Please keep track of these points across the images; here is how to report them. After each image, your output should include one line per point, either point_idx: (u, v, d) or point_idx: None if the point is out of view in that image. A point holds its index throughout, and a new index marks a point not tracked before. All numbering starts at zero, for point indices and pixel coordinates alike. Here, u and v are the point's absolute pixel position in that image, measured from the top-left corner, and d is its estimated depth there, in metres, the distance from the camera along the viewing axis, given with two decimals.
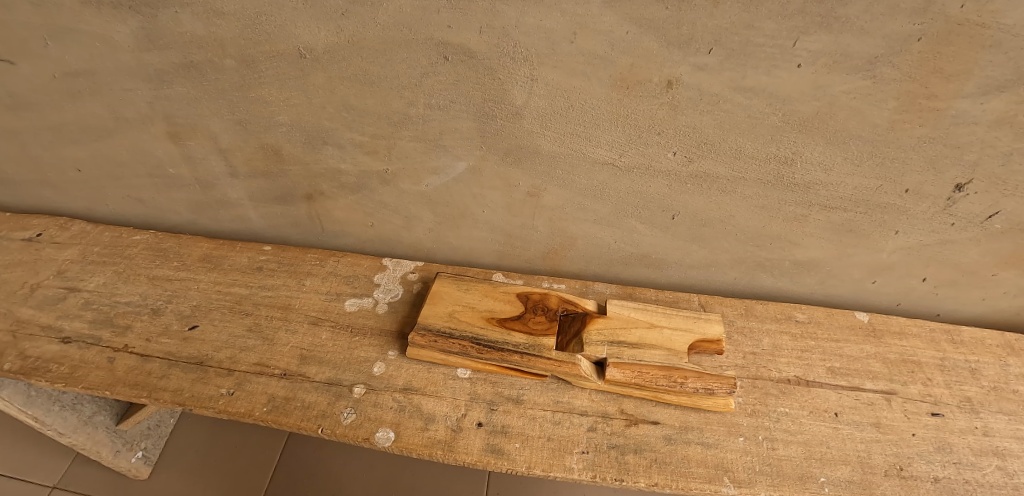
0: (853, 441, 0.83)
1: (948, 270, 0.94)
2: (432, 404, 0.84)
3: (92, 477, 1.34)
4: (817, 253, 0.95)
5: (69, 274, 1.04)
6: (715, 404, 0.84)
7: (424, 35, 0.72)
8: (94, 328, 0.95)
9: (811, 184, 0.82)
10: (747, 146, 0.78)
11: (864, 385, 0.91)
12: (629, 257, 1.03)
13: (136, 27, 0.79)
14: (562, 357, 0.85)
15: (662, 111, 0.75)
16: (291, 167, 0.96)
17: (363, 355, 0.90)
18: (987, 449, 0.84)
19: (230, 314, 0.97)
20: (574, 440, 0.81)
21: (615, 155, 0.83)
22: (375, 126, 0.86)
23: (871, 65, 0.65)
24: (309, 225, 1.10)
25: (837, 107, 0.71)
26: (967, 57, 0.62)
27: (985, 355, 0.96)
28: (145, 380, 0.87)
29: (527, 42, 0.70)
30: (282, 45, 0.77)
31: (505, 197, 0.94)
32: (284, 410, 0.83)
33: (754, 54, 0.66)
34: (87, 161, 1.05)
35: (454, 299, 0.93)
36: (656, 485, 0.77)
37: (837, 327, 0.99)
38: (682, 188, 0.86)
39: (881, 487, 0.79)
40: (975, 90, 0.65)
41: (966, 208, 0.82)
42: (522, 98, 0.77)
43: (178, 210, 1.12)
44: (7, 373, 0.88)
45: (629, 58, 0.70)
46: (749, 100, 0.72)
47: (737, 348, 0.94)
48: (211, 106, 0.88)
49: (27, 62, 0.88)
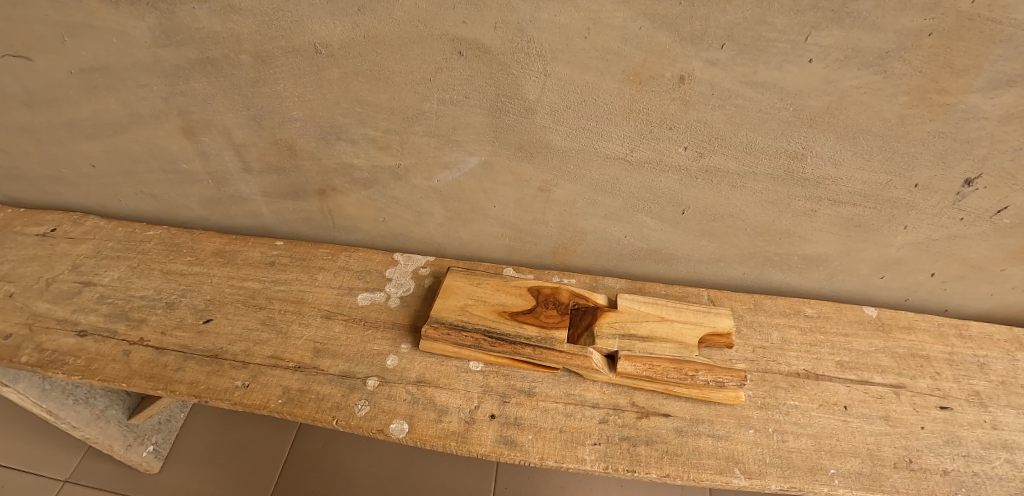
0: (862, 434, 0.84)
1: (957, 265, 0.95)
2: (444, 396, 0.85)
3: (104, 471, 1.36)
4: (826, 248, 0.96)
5: (83, 269, 1.05)
6: (726, 396, 0.85)
7: (438, 30, 0.72)
8: (109, 321, 0.96)
9: (821, 179, 0.83)
10: (758, 140, 0.79)
11: (873, 379, 0.91)
12: (638, 253, 1.04)
13: (154, 24, 0.80)
14: (574, 350, 0.86)
15: (674, 106, 0.76)
16: (304, 162, 0.97)
17: (376, 348, 0.91)
18: (996, 442, 0.84)
19: (243, 307, 0.98)
20: (586, 431, 0.82)
21: (627, 150, 0.83)
22: (388, 122, 0.87)
23: (882, 59, 0.66)
24: (320, 221, 1.11)
25: (847, 102, 0.71)
26: (978, 52, 0.63)
27: (993, 350, 0.96)
28: (160, 373, 0.88)
29: (542, 38, 0.71)
30: (298, 41, 0.78)
31: (516, 192, 0.95)
32: (299, 402, 0.84)
33: (767, 49, 0.67)
34: (100, 157, 1.06)
35: (466, 293, 0.94)
36: (668, 476, 0.78)
37: (846, 322, 0.99)
38: (692, 183, 0.87)
39: (891, 480, 0.79)
40: (985, 85, 0.66)
41: (975, 202, 0.82)
42: (535, 94, 0.78)
43: (191, 205, 1.14)
44: (25, 365, 0.90)
45: (642, 53, 0.70)
46: (760, 95, 0.72)
47: (747, 342, 0.95)
48: (226, 101, 0.89)
49: (44, 59, 0.89)
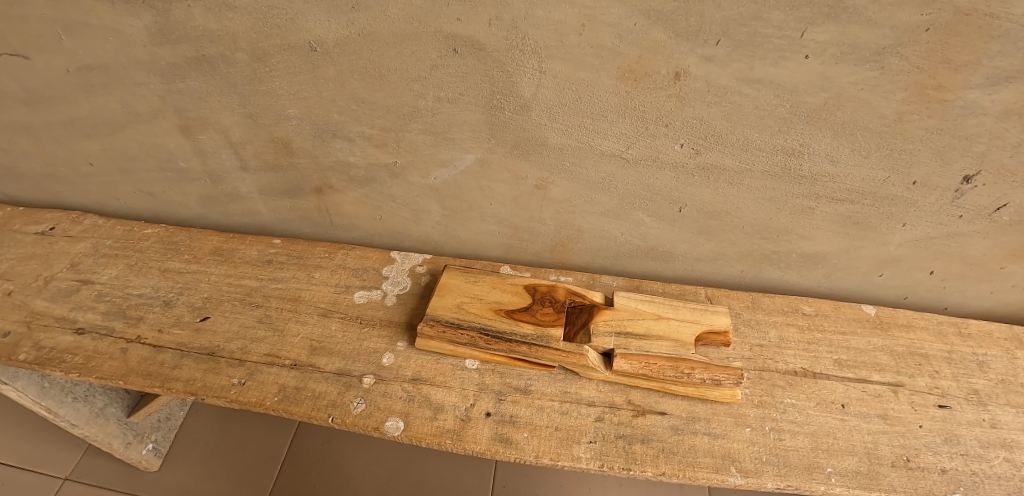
0: (860, 433, 0.84)
1: (956, 262, 0.94)
2: (440, 394, 0.85)
3: (104, 469, 1.36)
4: (824, 246, 0.95)
5: (81, 267, 1.05)
6: (723, 394, 0.84)
7: (433, 27, 0.72)
8: (107, 319, 0.96)
9: (819, 176, 0.82)
10: (755, 137, 0.78)
11: (871, 377, 0.91)
12: (636, 251, 1.03)
13: (150, 22, 0.80)
14: (570, 348, 0.85)
15: (670, 103, 0.76)
16: (301, 160, 0.97)
17: (372, 346, 0.91)
18: (994, 441, 0.84)
19: (240, 305, 0.98)
20: (582, 430, 0.82)
21: (623, 147, 0.83)
22: (384, 119, 0.87)
23: (879, 56, 0.65)
24: (318, 219, 1.11)
25: (844, 98, 0.71)
26: (976, 47, 0.62)
27: (993, 348, 0.96)
28: (157, 371, 0.89)
29: (537, 35, 0.71)
30: (293, 38, 0.78)
31: (512, 190, 0.95)
32: (294, 400, 0.84)
33: (762, 46, 0.67)
34: (99, 156, 1.06)
35: (462, 291, 0.94)
36: (664, 475, 0.78)
37: (844, 319, 0.99)
38: (689, 180, 0.87)
39: (889, 478, 0.79)
40: (983, 81, 0.65)
41: (974, 200, 0.82)
42: (530, 91, 0.78)
43: (189, 204, 1.14)
44: (23, 363, 0.90)
45: (638, 50, 0.70)
46: (757, 91, 0.72)
47: (745, 341, 0.95)
48: (222, 100, 0.89)
49: (41, 57, 0.89)
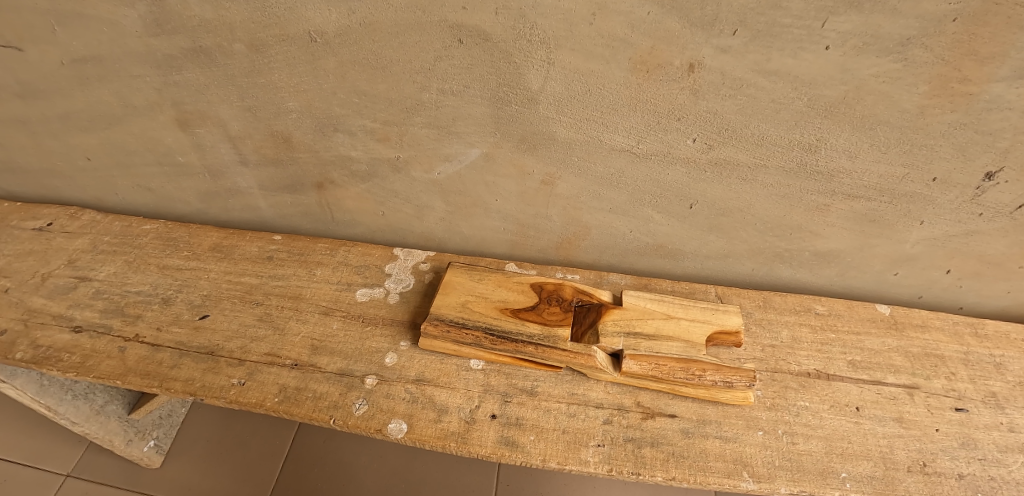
0: (875, 436, 0.81)
1: (973, 262, 0.91)
2: (444, 395, 0.83)
3: (105, 465, 1.35)
4: (839, 244, 0.93)
5: (80, 263, 1.04)
6: (734, 397, 0.82)
7: (437, 16, 0.69)
8: (104, 317, 0.95)
9: (835, 172, 0.80)
10: (769, 133, 0.76)
11: (885, 379, 0.88)
12: (644, 248, 1.01)
13: (144, 12, 0.77)
14: (577, 348, 0.83)
15: (683, 96, 0.73)
16: (301, 154, 0.95)
17: (375, 345, 0.89)
18: (1012, 445, 0.81)
19: (241, 304, 0.96)
20: (589, 432, 0.80)
21: (633, 142, 0.81)
22: (387, 113, 0.84)
23: (902, 47, 0.62)
24: (319, 214, 1.09)
25: (864, 91, 0.68)
26: (1004, 38, 0.59)
27: (1010, 350, 0.93)
28: (156, 370, 0.87)
29: (544, 24, 0.68)
30: (292, 29, 0.75)
31: (518, 185, 0.92)
32: (295, 401, 0.82)
33: (781, 36, 0.64)
34: (97, 150, 1.04)
35: (467, 289, 0.92)
36: (674, 480, 0.76)
37: (858, 319, 0.96)
38: (701, 176, 0.84)
39: (905, 484, 0.77)
40: (1010, 73, 0.62)
41: (995, 197, 0.79)
42: (537, 84, 0.75)
43: (188, 199, 1.12)
44: (19, 362, 0.88)
45: (650, 40, 0.67)
46: (773, 84, 0.69)
47: (756, 341, 0.92)
48: (221, 92, 0.87)
49: (35, 49, 0.87)
